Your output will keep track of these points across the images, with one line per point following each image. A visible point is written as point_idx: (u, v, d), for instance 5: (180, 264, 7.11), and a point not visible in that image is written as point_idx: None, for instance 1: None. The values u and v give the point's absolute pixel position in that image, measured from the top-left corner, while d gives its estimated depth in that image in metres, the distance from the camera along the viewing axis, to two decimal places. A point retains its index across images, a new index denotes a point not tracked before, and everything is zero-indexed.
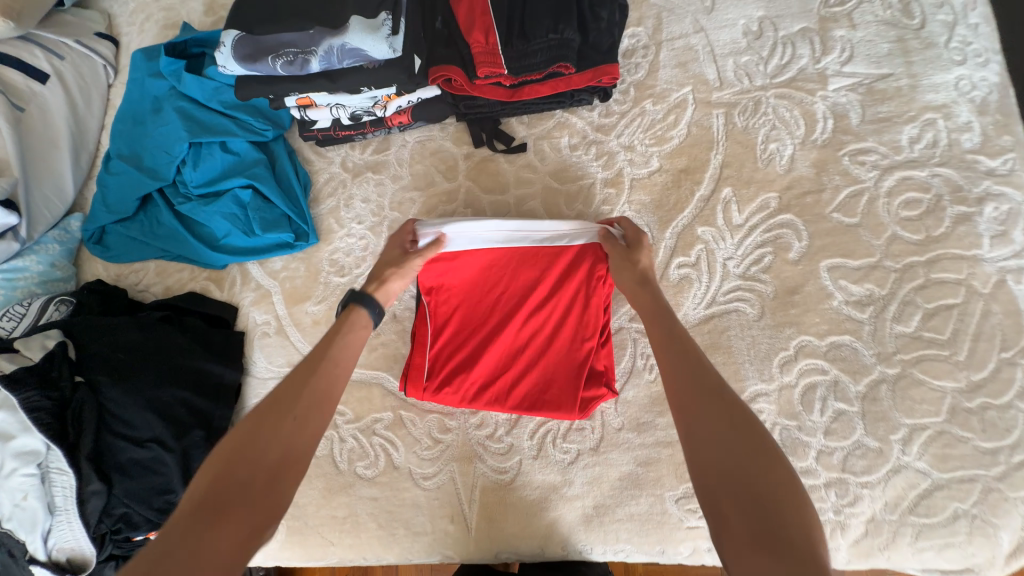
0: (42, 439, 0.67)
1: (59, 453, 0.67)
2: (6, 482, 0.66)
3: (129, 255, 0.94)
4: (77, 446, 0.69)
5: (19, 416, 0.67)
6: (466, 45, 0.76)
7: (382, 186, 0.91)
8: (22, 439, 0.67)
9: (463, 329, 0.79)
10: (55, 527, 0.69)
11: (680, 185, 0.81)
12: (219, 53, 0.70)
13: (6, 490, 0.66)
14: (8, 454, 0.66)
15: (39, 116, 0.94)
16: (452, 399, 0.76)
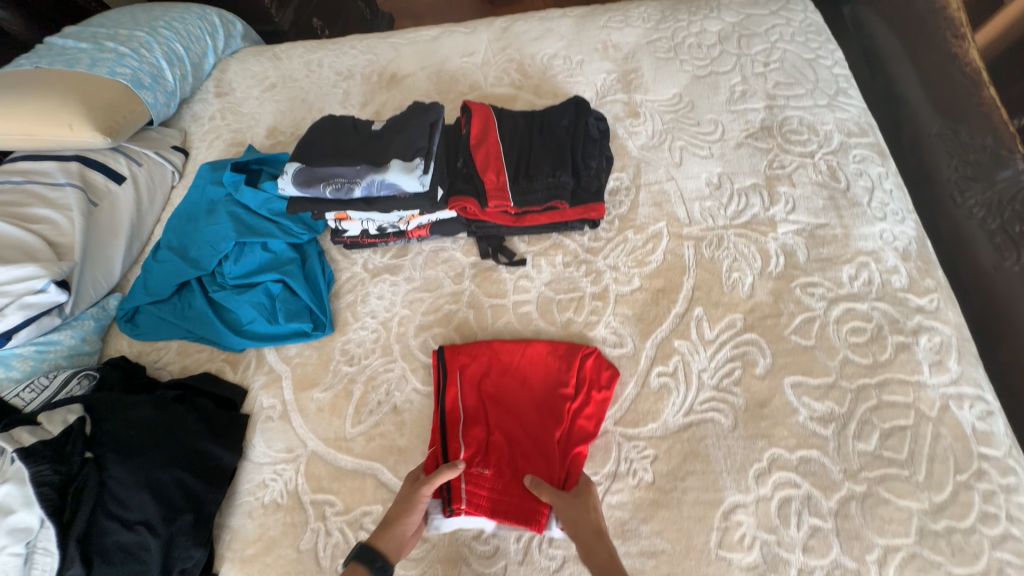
0: (39, 516, 0.69)
1: (51, 531, 0.69)
2: None
3: (156, 334, 1.02)
4: (69, 526, 0.70)
5: (24, 490, 0.69)
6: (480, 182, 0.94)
7: (396, 287, 1.03)
8: (19, 514, 0.68)
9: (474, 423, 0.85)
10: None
11: (658, 303, 0.93)
12: (281, 179, 0.87)
13: None
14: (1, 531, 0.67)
15: (108, 210, 1.10)
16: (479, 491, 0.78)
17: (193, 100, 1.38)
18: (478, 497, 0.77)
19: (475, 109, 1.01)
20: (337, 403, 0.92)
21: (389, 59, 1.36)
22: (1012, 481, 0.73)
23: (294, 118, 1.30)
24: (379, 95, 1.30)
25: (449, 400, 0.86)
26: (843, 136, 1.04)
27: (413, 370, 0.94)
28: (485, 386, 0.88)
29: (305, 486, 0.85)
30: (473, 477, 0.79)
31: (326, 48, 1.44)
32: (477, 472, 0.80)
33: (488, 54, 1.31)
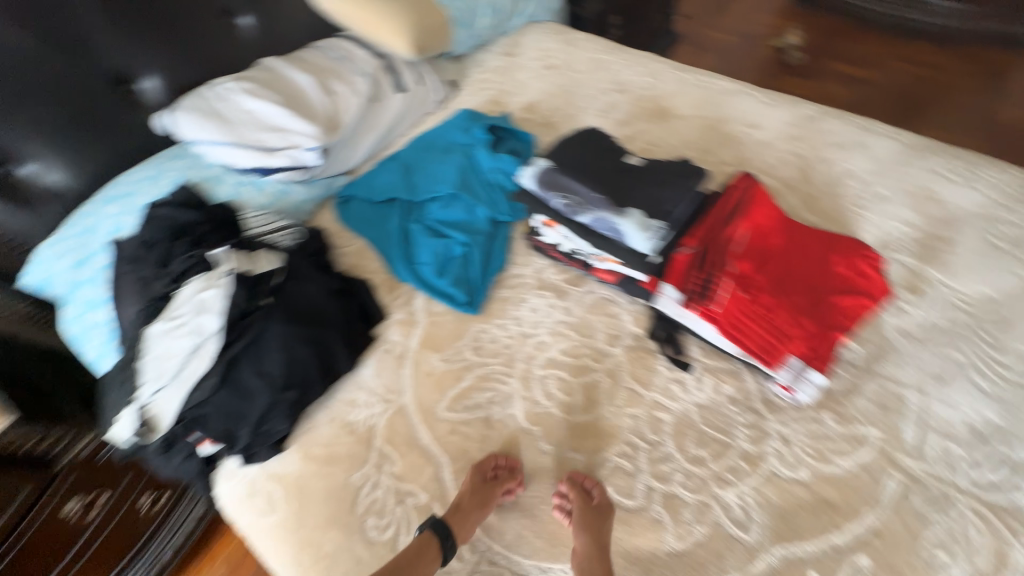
0: (217, 326, 0.81)
1: (217, 343, 0.81)
2: (173, 336, 0.80)
3: (352, 227, 1.16)
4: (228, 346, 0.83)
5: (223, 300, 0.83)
6: (714, 299, 0.80)
7: (552, 309, 1.00)
8: (207, 316, 0.81)
9: (739, 246, 0.85)
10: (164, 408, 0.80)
11: (816, 515, 0.75)
12: (523, 170, 0.88)
13: (169, 340, 0.81)
14: (195, 321, 0.81)
15: (379, 110, 1.28)
16: (748, 281, 0.81)
17: (483, 49, 1.50)
18: (726, 311, 0.79)
19: (758, 211, 0.88)
20: (445, 379, 0.95)
21: (668, 94, 1.31)
22: None
23: (553, 105, 1.34)
24: (639, 123, 1.26)
25: (719, 221, 0.87)
26: None
27: (522, 396, 0.91)
28: (750, 237, 0.86)
29: (382, 430, 0.91)
30: (737, 273, 0.81)
31: (615, 56, 1.44)
32: (741, 272, 0.82)
33: (772, 136, 1.17)
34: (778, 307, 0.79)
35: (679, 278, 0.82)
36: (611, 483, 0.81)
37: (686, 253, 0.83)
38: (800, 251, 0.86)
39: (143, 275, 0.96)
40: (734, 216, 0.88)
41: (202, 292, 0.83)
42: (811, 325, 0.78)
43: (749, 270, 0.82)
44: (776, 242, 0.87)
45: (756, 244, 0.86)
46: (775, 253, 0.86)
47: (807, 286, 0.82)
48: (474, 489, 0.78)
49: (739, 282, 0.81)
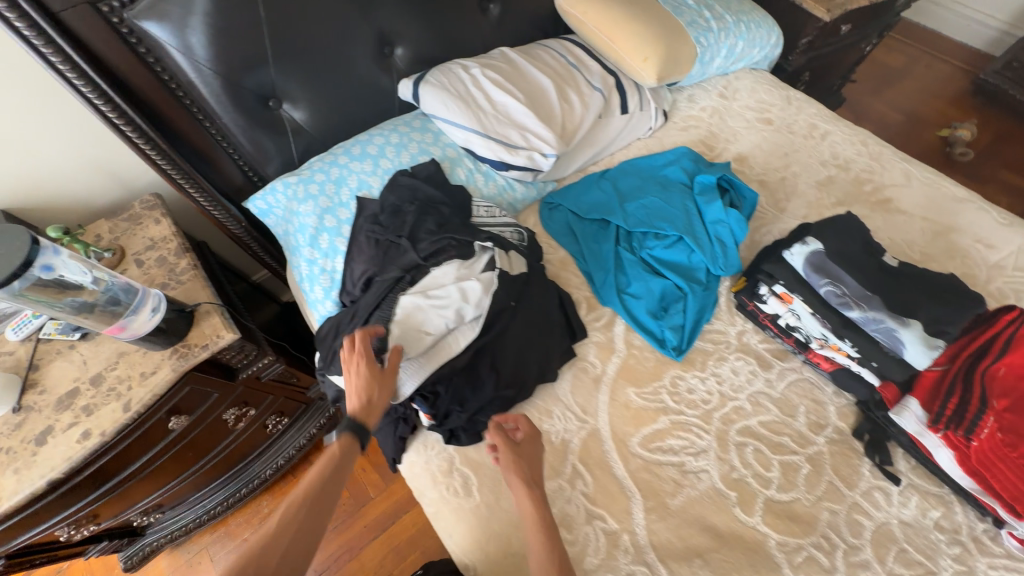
0: (474, 317, 0.92)
1: (471, 333, 0.90)
2: (435, 314, 0.90)
3: (558, 235, 1.18)
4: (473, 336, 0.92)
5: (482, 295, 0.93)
6: (964, 429, 0.81)
7: (754, 377, 1.00)
8: (469, 306, 0.91)
9: (1005, 384, 0.83)
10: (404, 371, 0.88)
11: None
12: (794, 248, 0.95)
13: (430, 316, 0.90)
14: (457, 306, 0.91)
15: (602, 127, 1.29)
16: (1006, 424, 0.80)
17: (699, 85, 1.48)
18: (972, 447, 0.80)
19: None
20: (641, 416, 0.96)
21: (892, 184, 1.27)
22: None
23: (768, 163, 1.32)
24: (859, 207, 1.23)
25: (984, 352, 0.85)
26: None
27: (718, 456, 0.92)
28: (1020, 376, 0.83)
29: (577, 449, 0.93)
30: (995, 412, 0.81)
31: (836, 127, 1.40)
32: (1000, 412, 0.81)
33: (1006, 260, 1.13)
34: None
35: (924, 400, 0.85)
36: (806, 573, 0.81)
37: (936, 373, 0.86)
38: None
39: (382, 239, 1.00)
40: (1006, 350, 0.84)
41: (462, 277, 0.94)
42: None
43: (1011, 413, 0.80)
44: None
45: None
46: None
47: None
48: (383, 381, 0.79)
49: (996, 423, 0.80)
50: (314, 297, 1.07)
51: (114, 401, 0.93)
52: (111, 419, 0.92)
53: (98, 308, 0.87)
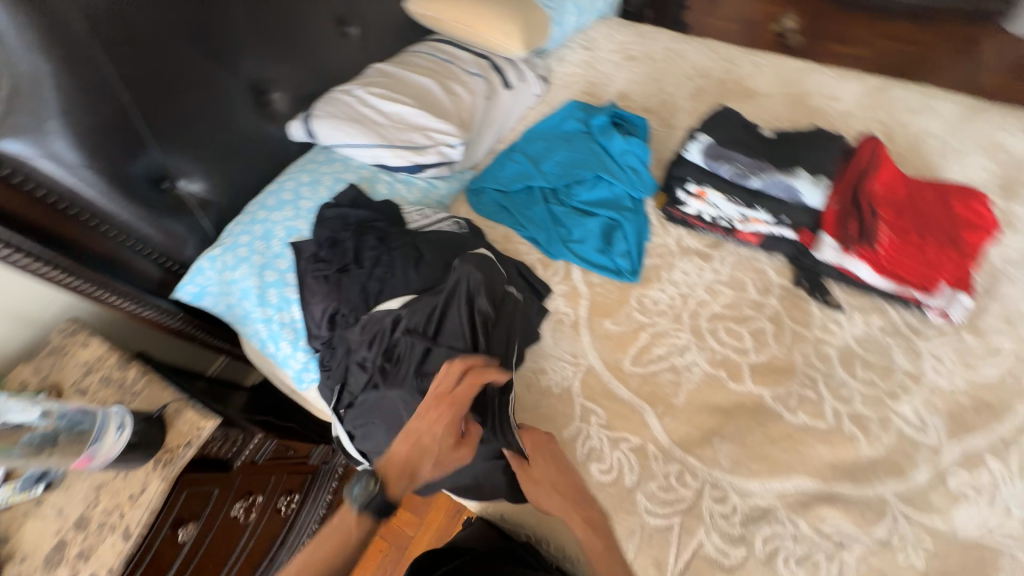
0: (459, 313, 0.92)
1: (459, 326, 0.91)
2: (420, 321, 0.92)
3: (492, 215, 1.23)
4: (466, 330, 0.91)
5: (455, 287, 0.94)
6: (873, 244, 0.94)
7: (701, 271, 1.12)
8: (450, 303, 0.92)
9: (879, 197, 0.99)
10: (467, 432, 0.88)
11: (978, 413, 0.90)
12: (691, 146, 1.08)
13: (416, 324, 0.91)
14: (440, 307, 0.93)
15: (494, 107, 1.36)
16: (893, 226, 0.95)
17: (563, 45, 1.61)
18: (880, 255, 0.94)
19: (885, 163, 1.02)
20: (623, 340, 1.05)
21: (748, 76, 1.45)
22: None
23: (646, 92, 1.46)
24: (731, 102, 1.39)
25: (852, 178, 1.02)
26: None
27: (698, 346, 1.03)
28: (883, 186, 1.00)
29: (580, 390, 0.99)
30: (884, 221, 0.96)
31: (689, 44, 1.57)
32: (885, 219, 0.96)
33: (853, 106, 1.33)
34: (923, 244, 0.94)
35: (833, 232, 0.98)
36: (801, 409, 0.93)
37: (834, 210, 0.99)
38: (921, 196, 1.01)
39: (330, 273, 1.00)
40: (866, 171, 1.02)
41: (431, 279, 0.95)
42: (950, 258, 0.94)
43: (892, 217, 0.96)
44: (903, 190, 1.01)
45: (889, 192, 1.00)
46: (905, 199, 1.00)
47: (940, 225, 0.97)
48: (449, 447, 0.79)
49: (887, 228, 0.95)
50: (285, 355, 1.05)
51: (110, 534, 0.87)
52: (114, 552, 0.85)
53: (60, 439, 0.81)
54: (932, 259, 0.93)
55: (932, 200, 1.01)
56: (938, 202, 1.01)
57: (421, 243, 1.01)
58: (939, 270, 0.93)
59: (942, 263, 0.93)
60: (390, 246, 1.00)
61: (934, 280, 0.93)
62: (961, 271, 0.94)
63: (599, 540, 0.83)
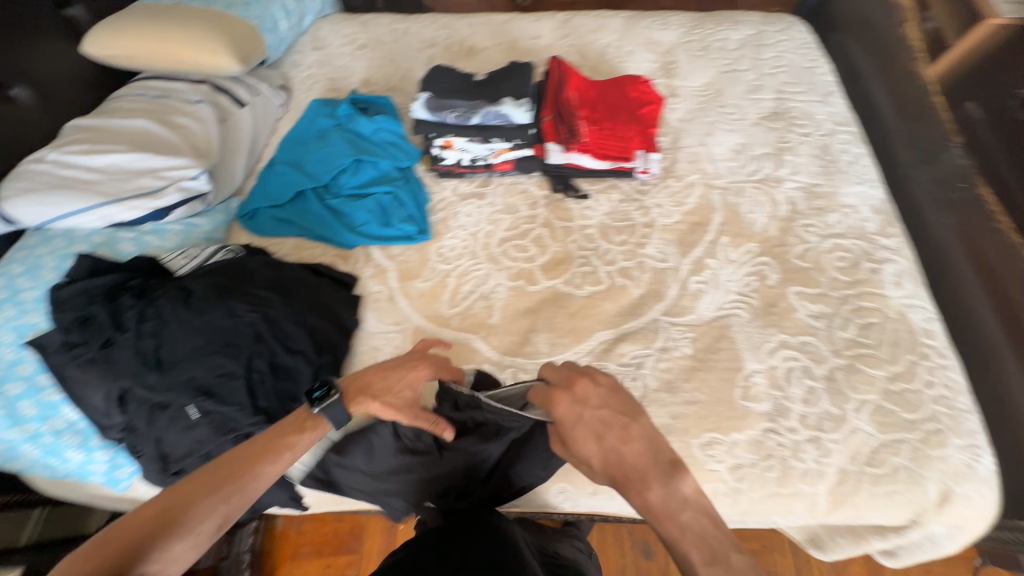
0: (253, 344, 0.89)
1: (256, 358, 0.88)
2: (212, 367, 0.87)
3: (274, 231, 1.21)
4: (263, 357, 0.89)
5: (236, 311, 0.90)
6: (579, 136, 1.18)
7: (481, 209, 1.26)
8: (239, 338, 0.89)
9: (574, 100, 1.23)
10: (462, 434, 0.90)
11: (694, 232, 1.19)
12: (414, 104, 1.11)
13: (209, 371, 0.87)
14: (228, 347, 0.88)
15: (233, 127, 1.29)
16: (589, 119, 1.20)
17: (292, 50, 1.59)
18: (588, 144, 1.19)
19: (570, 73, 1.26)
20: (436, 291, 1.14)
21: (467, 36, 1.62)
22: (945, 361, 1.02)
23: (385, 73, 1.53)
24: (460, 62, 1.55)
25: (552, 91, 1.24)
26: (833, 125, 1.36)
27: (498, 270, 1.17)
28: (574, 91, 1.24)
29: (413, 349, 1.05)
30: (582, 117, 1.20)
31: (410, 21, 1.68)
32: (583, 116, 1.20)
33: (552, 39, 1.59)
34: (612, 126, 1.21)
35: (553, 138, 1.20)
36: (585, 284, 1.13)
37: (548, 120, 1.21)
38: (604, 90, 1.29)
39: (93, 355, 0.88)
40: (559, 83, 1.25)
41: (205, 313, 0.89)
42: (634, 129, 1.22)
43: (587, 112, 1.21)
44: (590, 89, 1.27)
45: (580, 94, 1.25)
46: (593, 96, 1.26)
47: (621, 108, 1.26)
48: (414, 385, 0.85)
49: (586, 121, 1.20)
50: (81, 463, 0.91)
51: None
52: None
53: None
54: (622, 134, 1.21)
55: (612, 90, 1.29)
56: (616, 91, 1.29)
57: (183, 282, 0.93)
58: (631, 141, 1.21)
59: (630, 134, 1.21)
60: (151, 299, 0.92)
61: (629, 149, 1.20)
62: (645, 137, 1.23)
63: (702, 547, 0.59)
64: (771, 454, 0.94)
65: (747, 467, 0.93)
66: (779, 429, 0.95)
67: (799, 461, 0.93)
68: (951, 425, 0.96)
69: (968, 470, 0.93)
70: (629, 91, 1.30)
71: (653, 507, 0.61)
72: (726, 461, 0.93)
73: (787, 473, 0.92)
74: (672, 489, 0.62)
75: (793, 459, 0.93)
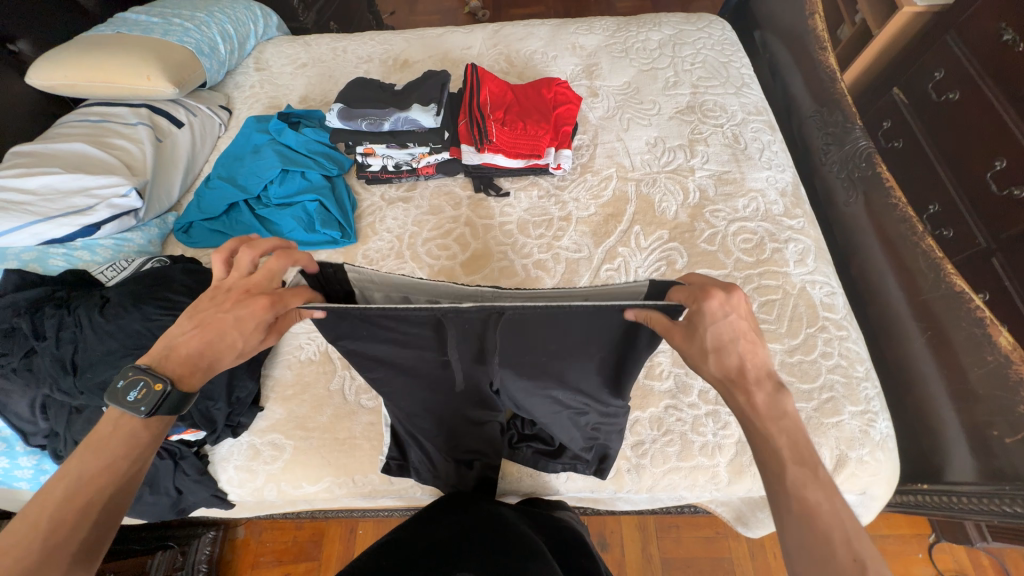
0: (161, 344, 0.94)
1: None
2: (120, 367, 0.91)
3: (208, 243, 1.27)
4: None
5: (149, 317, 0.95)
6: (492, 137, 1.25)
7: (407, 211, 1.31)
8: (147, 340, 0.93)
9: (488, 101, 1.29)
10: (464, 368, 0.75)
11: (608, 223, 1.24)
12: (328, 115, 1.19)
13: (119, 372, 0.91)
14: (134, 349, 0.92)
15: (170, 146, 1.35)
16: (501, 119, 1.26)
17: (235, 72, 1.67)
18: (502, 142, 1.25)
19: (486, 78, 1.33)
20: None
21: (402, 49, 1.69)
22: (844, 333, 1.06)
23: (323, 89, 1.60)
24: (394, 75, 1.62)
25: (468, 95, 1.30)
26: (746, 114, 1.41)
27: (420, 268, 1.21)
28: (489, 94, 1.31)
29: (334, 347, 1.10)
30: (494, 118, 1.26)
31: (349, 39, 1.76)
32: (496, 116, 1.26)
33: (482, 49, 1.66)
34: (524, 124, 1.27)
35: (468, 139, 1.27)
36: (502, 277, 1.18)
37: (462, 124, 1.28)
38: (521, 93, 1.36)
39: (15, 364, 0.94)
40: (475, 86, 1.31)
41: (124, 319, 0.94)
42: (546, 127, 1.28)
43: (500, 112, 1.27)
44: (506, 92, 1.34)
45: (495, 96, 1.31)
46: (508, 98, 1.32)
47: (535, 109, 1.32)
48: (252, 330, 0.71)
49: (498, 121, 1.26)
50: (7, 470, 0.97)
51: None
52: None
53: None
54: (534, 132, 1.27)
55: (528, 92, 1.36)
56: (533, 92, 1.36)
57: (104, 293, 0.99)
58: (543, 137, 1.26)
59: (541, 132, 1.27)
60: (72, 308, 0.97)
61: (541, 145, 1.26)
62: (558, 134, 1.29)
63: (789, 447, 0.61)
64: (671, 429, 0.98)
65: (648, 444, 0.98)
66: (680, 406, 1.00)
67: (698, 435, 0.97)
68: (846, 392, 0.99)
69: (862, 435, 0.96)
70: (546, 91, 1.35)
71: (757, 409, 0.64)
72: (628, 438, 0.99)
73: (686, 447, 0.97)
74: (774, 400, 0.64)
75: (693, 433, 0.98)
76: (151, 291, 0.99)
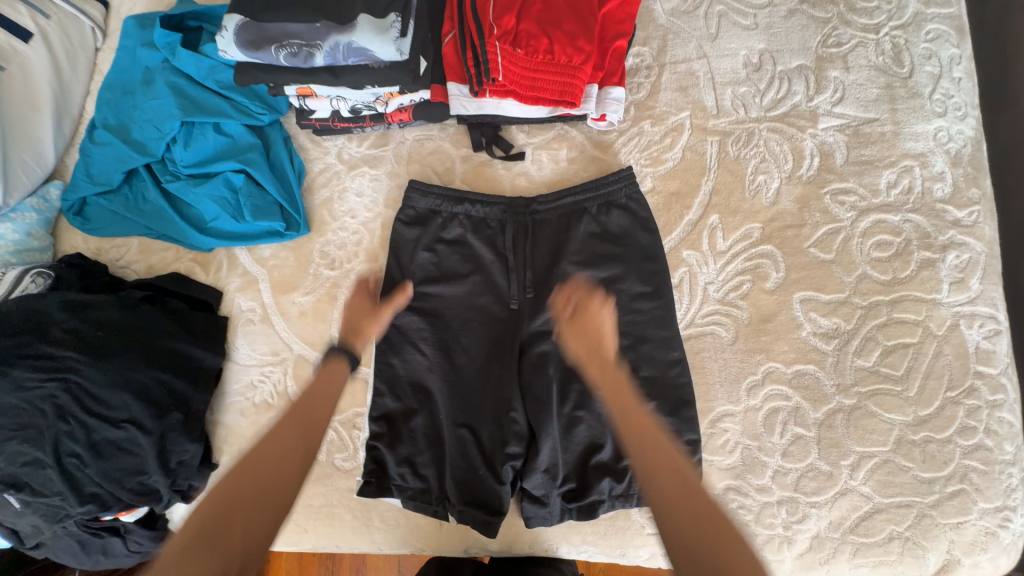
0: (50, 417, 0.70)
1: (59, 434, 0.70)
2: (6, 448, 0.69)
3: (111, 230, 0.92)
4: (71, 428, 0.70)
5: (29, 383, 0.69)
6: (496, 72, 0.76)
7: (378, 182, 0.90)
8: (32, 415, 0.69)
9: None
10: (507, 272, 0.82)
11: (670, 208, 0.84)
12: (219, 36, 0.70)
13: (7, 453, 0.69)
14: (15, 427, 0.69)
15: (20, 77, 0.90)
16: (511, 38, 0.75)
17: None
18: (513, 82, 0.77)
19: None
20: (320, 309, 0.88)
21: None
22: (999, 397, 0.74)
23: None
24: None
25: None
26: (920, 4, 0.85)
27: None
28: None
29: (294, 388, 0.85)
30: (501, 36, 0.75)
31: None
32: (505, 33, 0.75)
33: None
34: (552, 44, 0.76)
35: (458, 75, 0.78)
36: None
37: (448, 44, 0.78)
38: None
39: None
40: None
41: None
42: (587, 48, 0.77)
43: (512, 23, 0.75)
44: None
45: None
46: None
47: (569, 8, 0.78)
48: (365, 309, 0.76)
49: (506, 41, 0.75)
50: None
51: None
52: None
53: None
54: (568, 59, 0.76)
55: None
56: None
57: None
58: (583, 70, 0.77)
59: (579, 59, 0.76)
60: None
61: (575, 80, 0.77)
62: (602, 61, 0.80)
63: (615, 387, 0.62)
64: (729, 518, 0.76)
65: None
66: (745, 489, 0.76)
67: (764, 527, 0.75)
68: (980, 484, 0.73)
69: (987, 540, 0.72)
70: None
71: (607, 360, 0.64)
72: None
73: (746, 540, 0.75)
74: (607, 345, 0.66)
75: (757, 524, 0.75)
76: (31, 348, 0.71)
